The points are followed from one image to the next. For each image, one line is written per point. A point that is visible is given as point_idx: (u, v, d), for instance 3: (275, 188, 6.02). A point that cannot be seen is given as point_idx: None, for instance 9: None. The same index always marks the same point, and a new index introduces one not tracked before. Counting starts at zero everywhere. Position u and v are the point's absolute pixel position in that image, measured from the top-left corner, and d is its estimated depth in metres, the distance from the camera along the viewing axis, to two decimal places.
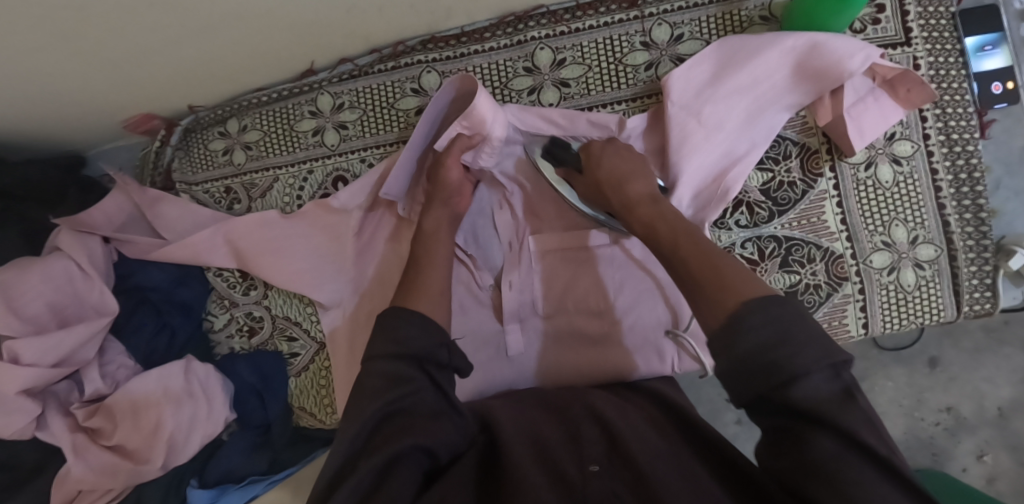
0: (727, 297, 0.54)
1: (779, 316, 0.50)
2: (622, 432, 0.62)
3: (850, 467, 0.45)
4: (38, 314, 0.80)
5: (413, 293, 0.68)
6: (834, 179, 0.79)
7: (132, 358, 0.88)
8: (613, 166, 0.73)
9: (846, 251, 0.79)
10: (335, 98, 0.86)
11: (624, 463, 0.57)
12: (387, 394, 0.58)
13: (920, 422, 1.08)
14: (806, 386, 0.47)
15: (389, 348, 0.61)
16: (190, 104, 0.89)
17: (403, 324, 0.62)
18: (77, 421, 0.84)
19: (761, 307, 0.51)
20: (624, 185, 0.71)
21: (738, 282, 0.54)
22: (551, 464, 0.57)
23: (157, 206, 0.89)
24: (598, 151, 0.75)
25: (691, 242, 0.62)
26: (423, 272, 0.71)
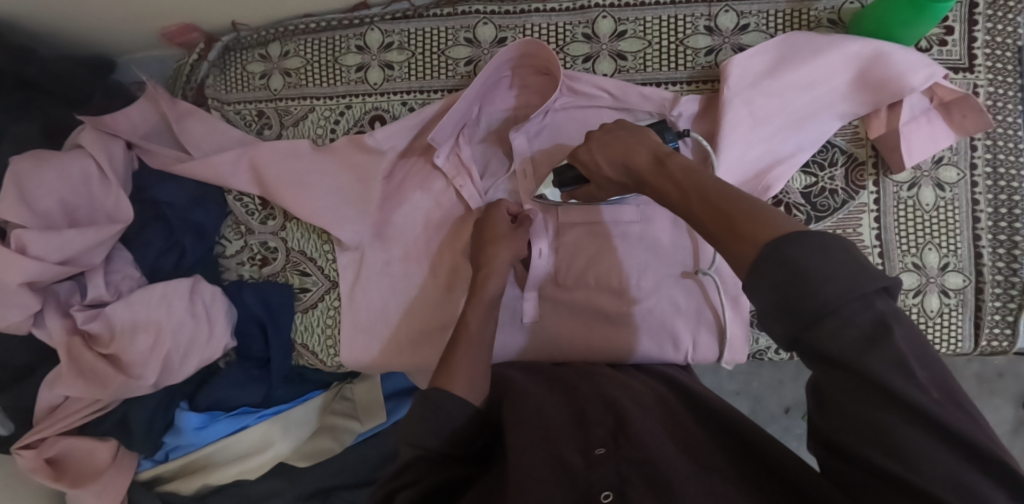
0: (751, 238, 0.45)
1: (818, 253, 0.41)
2: (632, 416, 0.60)
3: (909, 436, 0.39)
4: (50, 210, 0.77)
5: (450, 369, 0.63)
6: (875, 193, 0.78)
7: (138, 270, 0.86)
8: (604, 148, 0.65)
9: (875, 266, 0.79)
10: (385, 36, 0.84)
11: (629, 444, 0.56)
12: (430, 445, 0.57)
13: None
14: (842, 330, 0.40)
15: (428, 432, 0.57)
16: (234, 20, 0.86)
17: (441, 406, 0.58)
18: (75, 326, 0.81)
19: (789, 248, 0.42)
20: (626, 153, 0.62)
21: (764, 220, 0.46)
22: (554, 446, 0.57)
23: (184, 120, 0.86)
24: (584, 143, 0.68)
25: (708, 181, 0.53)
26: (458, 345, 0.66)
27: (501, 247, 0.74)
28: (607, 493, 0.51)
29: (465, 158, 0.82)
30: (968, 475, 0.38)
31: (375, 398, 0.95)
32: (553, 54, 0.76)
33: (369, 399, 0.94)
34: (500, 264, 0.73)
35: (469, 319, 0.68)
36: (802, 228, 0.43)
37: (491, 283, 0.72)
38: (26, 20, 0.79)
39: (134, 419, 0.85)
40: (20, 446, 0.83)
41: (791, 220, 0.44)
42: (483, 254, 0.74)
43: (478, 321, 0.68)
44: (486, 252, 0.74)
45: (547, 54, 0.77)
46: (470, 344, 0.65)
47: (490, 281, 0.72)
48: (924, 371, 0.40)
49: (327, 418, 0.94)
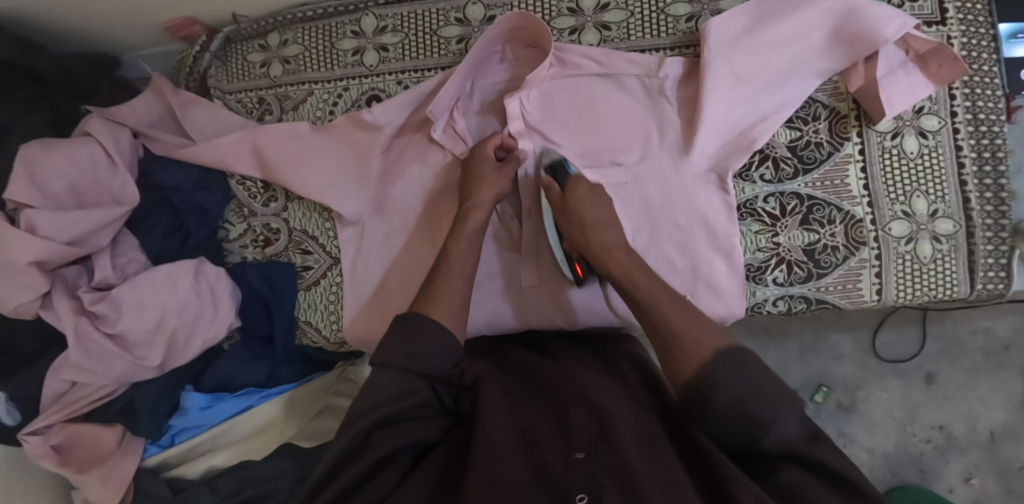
0: (692, 358, 0.59)
1: (738, 372, 0.56)
2: (612, 416, 0.60)
3: (798, 433, 0.54)
4: (58, 193, 0.80)
5: (432, 299, 0.67)
6: (860, 144, 0.80)
7: (143, 254, 0.87)
8: (589, 215, 0.74)
9: (865, 215, 0.80)
10: (379, 20, 0.88)
11: (610, 450, 0.56)
12: (387, 393, 0.59)
13: (912, 437, 1.30)
14: (779, 432, 0.54)
15: (402, 354, 0.61)
16: (235, 12, 0.90)
17: (416, 334, 0.62)
18: (81, 307, 0.82)
19: (714, 377, 0.56)
20: (600, 228, 0.73)
21: (701, 343, 0.59)
22: (534, 459, 0.57)
23: (188, 108, 0.89)
24: (585, 195, 0.75)
25: (666, 303, 0.65)
26: (442, 273, 0.71)
27: (485, 186, 0.76)
28: (582, 496, 0.52)
29: (461, 132, 0.84)
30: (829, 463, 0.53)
31: None
32: (541, 24, 0.79)
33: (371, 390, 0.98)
34: (485, 198, 0.76)
35: (451, 248, 0.72)
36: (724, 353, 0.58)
37: (471, 217, 0.75)
38: (36, 13, 0.83)
39: (139, 403, 0.86)
40: (26, 431, 0.82)
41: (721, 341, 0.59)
42: (469, 191, 0.77)
43: (460, 253, 0.72)
44: (472, 189, 0.77)
45: (537, 26, 0.80)
46: (450, 273, 0.70)
47: (469, 215, 0.75)
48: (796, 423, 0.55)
49: (331, 398, 0.97)
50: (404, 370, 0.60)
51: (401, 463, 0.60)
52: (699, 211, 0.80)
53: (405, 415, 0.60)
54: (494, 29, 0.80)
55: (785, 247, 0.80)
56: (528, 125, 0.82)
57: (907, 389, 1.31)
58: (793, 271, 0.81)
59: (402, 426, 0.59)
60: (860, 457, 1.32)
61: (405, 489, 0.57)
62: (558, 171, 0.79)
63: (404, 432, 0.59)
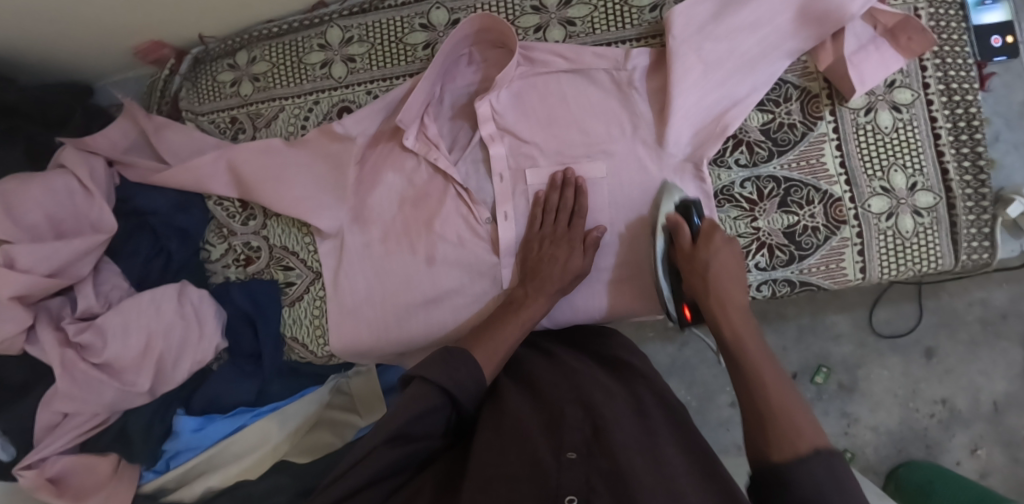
0: (796, 438, 0.55)
1: (831, 470, 0.53)
2: (606, 417, 0.60)
3: None
4: (36, 225, 0.80)
5: (480, 338, 0.72)
6: (834, 122, 0.80)
7: (126, 281, 0.88)
8: (719, 266, 0.70)
9: (844, 194, 0.79)
10: (344, 32, 0.87)
11: (603, 452, 0.56)
12: (404, 412, 0.58)
13: (915, 412, 1.29)
14: None
15: (442, 378, 0.61)
16: (201, 33, 0.90)
17: (451, 363, 0.63)
18: (65, 338, 0.82)
19: (808, 470, 0.53)
20: (726, 284, 0.69)
21: (803, 431, 0.56)
22: (527, 455, 0.56)
23: (161, 132, 0.89)
24: (718, 247, 0.70)
25: (763, 368, 0.62)
26: (501, 324, 0.74)
27: (553, 264, 0.77)
28: (571, 497, 0.51)
29: (433, 135, 0.83)
30: None
31: (371, 392, 0.98)
32: (505, 25, 0.79)
33: (367, 393, 0.98)
34: (551, 274, 0.76)
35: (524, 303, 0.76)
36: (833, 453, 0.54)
37: (546, 286, 0.76)
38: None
39: (132, 429, 0.86)
40: (21, 466, 0.83)
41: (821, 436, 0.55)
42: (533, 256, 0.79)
43: (526, 316, 0.75)
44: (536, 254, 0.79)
45: (501, 26, 0.79)
46: (508, 323, 0.74)
47: (544, 283, 0.76)
48: None
49: (327, 412, 0.98)
50: (422, 398, 0.59)
51: (395, 479, 0.58)
52: None
53: (418, 432, 0.59)
54: (459, 31, 0.79)
55: (765, 231, 0.80)
56: (500, 125, 0.83)
57: (907, 365, 1.30)
58: (774, 254, 0.80)
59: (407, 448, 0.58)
60: (865, 436, 1.31)
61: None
62: (689, 210, 0.75)
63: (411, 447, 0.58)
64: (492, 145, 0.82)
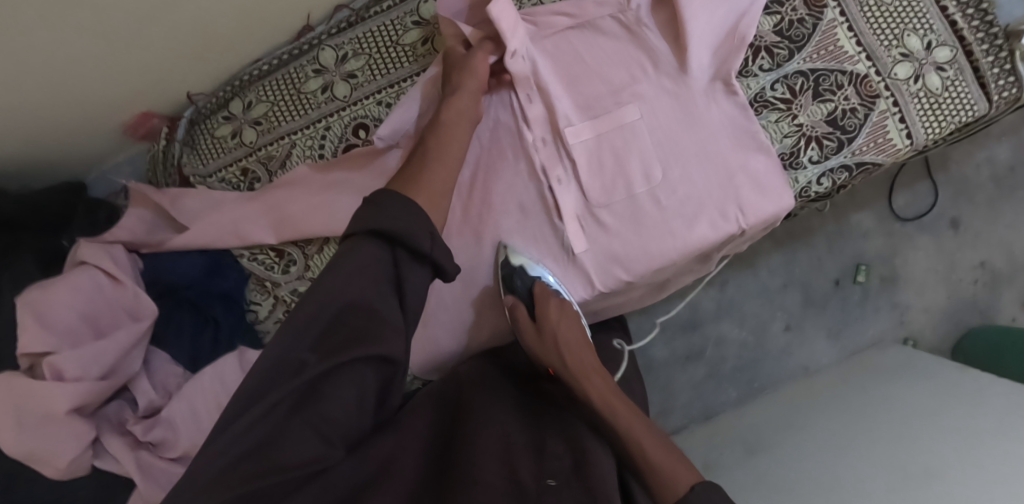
0: (673, 488, 0.53)
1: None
2: (585, 441, 0.58)
3: None
4: (74, 327, 0.75)
5: (419, 176, 0.60)
6: (838, 7, 0.81)
7: (180, 365, 0.82)
8: (564, 333, 0.73)
9: (869, 70, 0.81)
10: (337, 50, 0.84)
11: (585, 477, 0.52)
12: (358, 298, 0.51)
13: (960, 283, 1.32)
14: None
15: (388, 220, 0.53)
16: (189, 91, 0.87)
17: (384, 206, 0.54)
18: (135, 442, 0.76)
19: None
20: (579, 356, 0.70)
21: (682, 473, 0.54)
22: (510, 474, 0.52)
23: (178, 202, 0.86)
24: (558, 318, 0.75)
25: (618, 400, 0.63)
26: (427, 155, 0.64)
27: (461, 96, 0.71)
28: None
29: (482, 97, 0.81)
30: None
31: None
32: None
33: None
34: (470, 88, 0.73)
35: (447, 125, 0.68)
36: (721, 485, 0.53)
37: (460, 105, 0.71)
38: None
39: None
40: None
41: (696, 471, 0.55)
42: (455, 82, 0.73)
43: (456, 124, 0.69)
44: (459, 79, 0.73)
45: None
46: (443, 149, 0.65)
47: (458, 103, 0.71)
48: None
49: None
50: (400, 237, 0.53)
51: (325, 444, 0.48)
52: (720, 122, 0.80)
53: (352, 378, 0.49)
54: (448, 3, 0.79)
55: (808, 124, 0.80)
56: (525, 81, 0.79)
57: (938, 240, 1.33)
58: (824, 145, 0.80)
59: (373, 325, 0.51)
60: (921, 320, 1.33)
61: (345, 416, 0.49)
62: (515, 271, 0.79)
63: (347, 386, 0.49)
64: (529, 110, 0.80)
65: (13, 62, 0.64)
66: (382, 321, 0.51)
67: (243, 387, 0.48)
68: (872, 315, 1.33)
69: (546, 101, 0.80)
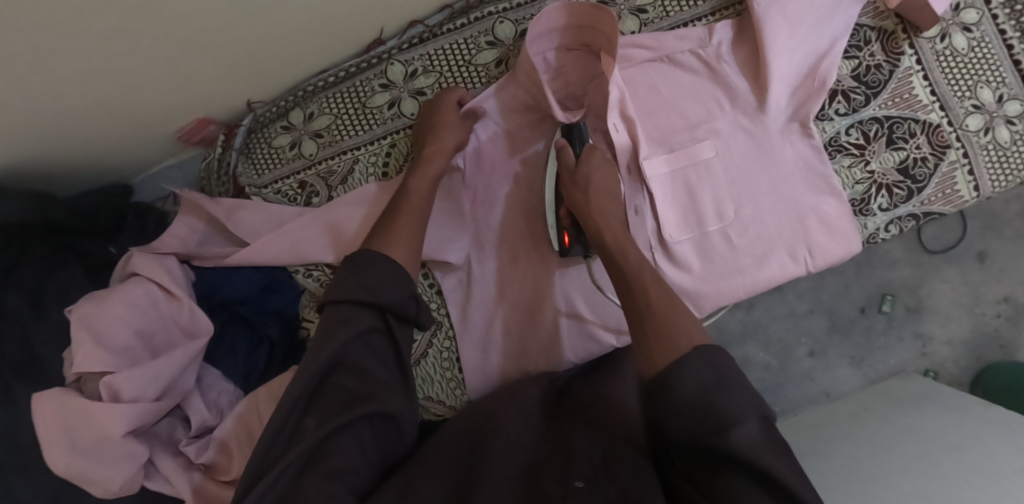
0: (670, 346, 0.56)
1: (711, 368, 0.53)
2: (617, 449, 0.59)
3: (758, 437, 0.49)
4: (129, 345, 0.72)
5: (388, 235, 0.68)
6: (915, 54, 0.81)
7: (231, 383, 0.80)
8: (598, 182, 0.72)
9: (941, 120, 0.81)
10: (406, 66, 0.83)
11: (608, 480, 0.53)
12: (353, 357, 0.59)
13: (982, 316, 1.31)
14: (741, 432, 0.49)
15: (368, 282, 0.62)
16: (249, 98, 0.83)
17: (363, 265, 0.63)
18: (188, 461, 0.74)
19: (683, 367, 0.53)
20: (602, 200, 0.71)
21: (681, 330, 0.56)
22: (533, 484, 0.54)
23: (235, 213, 0.83)
24: (595, 164, 0.73)
25: (649, 278, 0.63)
26: (397, 215, 0.71)
27: (431, 161, 0.76)
28: None
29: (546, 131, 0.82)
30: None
31: None
32: (598, 17, 0.77)
33: None
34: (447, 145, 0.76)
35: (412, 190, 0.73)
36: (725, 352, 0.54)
37: (432, 167, 0.75)
38: (35, 164, 0.74)
39: None
40: None
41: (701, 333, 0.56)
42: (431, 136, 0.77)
43: (419, 190, 0.74)
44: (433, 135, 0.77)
45: (588, 12, 0.77)
46: (408, 211, 0.71)
47: (430, 164, 0.75)
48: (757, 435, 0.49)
49: None
50: (389, 302, 0.62)
51: (353, 470, 0.54)
52: (793, 161, 0.80)
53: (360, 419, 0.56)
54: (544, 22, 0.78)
55: (880, 172, 0.81)
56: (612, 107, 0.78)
57: (964, 273, 1.32)
58: (894, 193, 0.81)
59: (364, 385, 0.58)
60: (943, 352, 1.32)
61: (352, 468, 0.54)
62: (574, 136, 0.77)
63: (358, 433, 0.56)
64: (616, 138, 0.78)
65: (83, 69, 0.61)
66: (373, 380, 0.59)
67: (249, 469, 0.53)
68: (895, 343, 1.32)
69: (629, 129, 0.79)
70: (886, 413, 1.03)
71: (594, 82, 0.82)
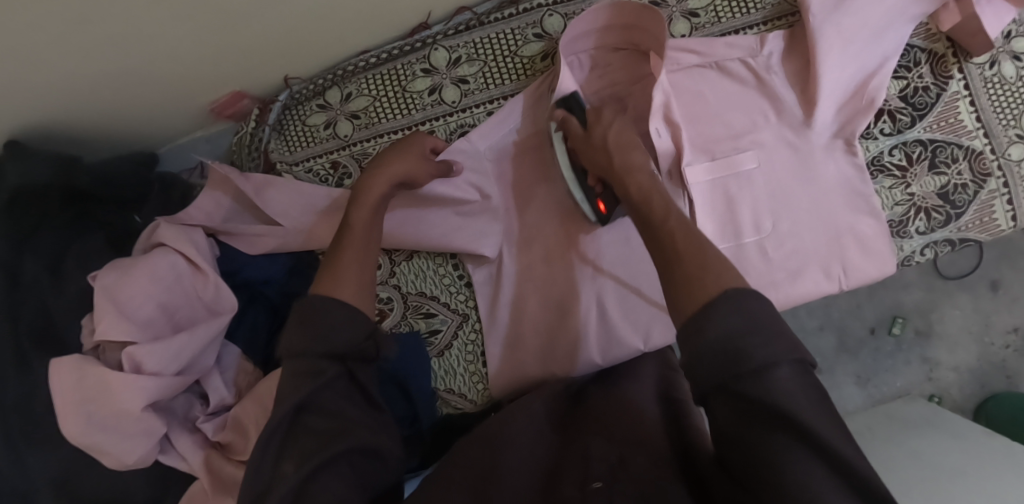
0: (699, 289, 0.49)
1: (741, 312, 0.46)
2: (632, 449, 0.56)
3: (792, 383, 0.45)
4: (152, 318, 0.70)
5: (334, 272, 0.58)
6: (963, 79, 0.80)
7: (251, 362, 0.79)
8: (614, 137, 0.67)
9: (985, 147, 0.80)
10: (450, 52, 0.81)
11: (628, 478, 0.52)
12: (327, 395, 0.54)
13: (991, 346, 1.26)
14: (772, 377, 0.45)
15: (315, 330, 0.54)
16: (287, 74, 0.82)
17: (318, 311, 0.55)
18: (204, 439, 0.73)
19: (711, 308, 0.47)
20: (623, 152, 0.65)
21: (706, 270, 0.49)
22: (550, 492, 0.53)
23: (264, 193, 0.80)
24: (609, 122, 0.69)
25: (669, 215, 0.55)
26: (343, 245, 0.61)
27: (373, 185, 0.66)
28: None
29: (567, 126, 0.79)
30: (811, 465, 0.43)
31: None
32: (641, 16, 0.76)
33: None
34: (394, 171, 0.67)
35: (353, 220, 0.63)
36: (749, 287, 0.48)
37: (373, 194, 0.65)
38: (63, 123, 0.72)
39: None
40: None
41: (734, 276, 0.49)
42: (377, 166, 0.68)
43: (362, 223, 0.63)
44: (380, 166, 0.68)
45: (630, 14, 0.76)
46: (354, 242, 0.61)
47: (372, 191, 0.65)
48: (792, 384, 0.45)
49: None
50: (349, 344, 0.55)
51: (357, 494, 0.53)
52: (836, 179, 0.79)
53: (348, 451, 0.53)
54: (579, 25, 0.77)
55: (920, 195, 0.81)
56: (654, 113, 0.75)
57: (976, 300, 1.27)
58: (931, 217, 0.81)
59: (339, 422, 0.54)
60: (948, 378, 1.27)
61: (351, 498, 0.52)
62: (572, 105, 0.75)
63: (342, 472, 0.52)
64: (658, 143, 0.76)
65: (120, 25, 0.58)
66: (349, 419, 0.54)
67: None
68: (902, 366, 1.27)
69: (673, 134, 0.77)
70: (889, 437, 1.02)
71: (640, 84, 0.81)
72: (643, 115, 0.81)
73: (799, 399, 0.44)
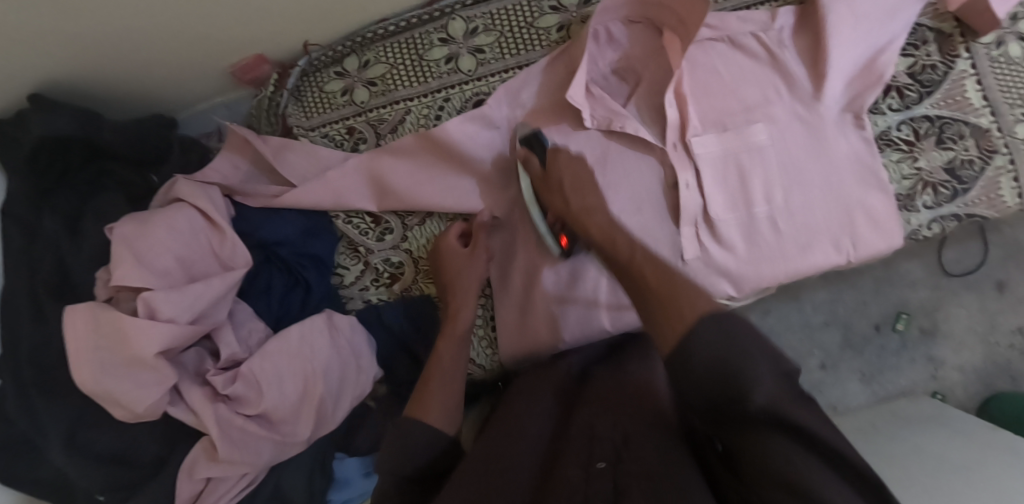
0: (678, 320, 0.47)
1: (722, 328, 0.46)
2: (632, 425, 0.55)
3: (781, 387, 0.44)
4: (168, 269, 0.71)
5: (421, 404, 0.62)
6: (970, 58, 0.81)
7: (262, 322, 0.80)
8: (568, 181, 0.69)
9: (991, 125, 0.82)
10: (468, 22, 0.83)
11: (630, 460, 0.51)
12: (401, 474, 0.55)
13: (996, 346, 1.24)
14: (763, 387, 0.43)
15: (395, 456, 0.56)
16: (307, 41, 0.83)
17: (406, 447, 0.57)
18: (214, 393, 0.72)
19: (691, 334, 0.46)
20: (579, 194, 0.67)
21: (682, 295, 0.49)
22: (552, 474, 0.52)
23: (283, 154, 0.81)
24: (563, 163, 0.70)
25: (634, 246, 0.57)
26: (428, 380, 0.66)
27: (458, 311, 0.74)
28: None
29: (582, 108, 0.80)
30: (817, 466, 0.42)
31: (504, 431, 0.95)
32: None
33: None
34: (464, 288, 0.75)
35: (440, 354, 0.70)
36: (720, 312, 0.47)
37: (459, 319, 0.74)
38: (84, 77, 0.74)
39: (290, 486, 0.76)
40: None
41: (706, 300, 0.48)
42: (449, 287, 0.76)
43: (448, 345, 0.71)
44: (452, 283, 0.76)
45: None
46: (439, 374, 0.67)
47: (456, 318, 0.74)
48: (779, 389, 0.44)
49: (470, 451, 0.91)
50: (430, 441, 0.58)
51: None
52: (847, 154, 0.80)
53: None
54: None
55: (927, 170, 0.82)
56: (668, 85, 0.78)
57: (982, 300, 1.25)
58: (938, 192, 0.82)
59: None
60: (952, 377, 1.24)
61: None
62: (535, 144, 0.75)
63: None
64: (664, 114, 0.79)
65: None
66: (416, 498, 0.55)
67: None
68: (905, 364, 1.25)
69: (680, 107, 0.80)
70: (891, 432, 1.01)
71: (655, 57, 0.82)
72: (657, 87, 0.82)
73: (791, 401, 0.44)
